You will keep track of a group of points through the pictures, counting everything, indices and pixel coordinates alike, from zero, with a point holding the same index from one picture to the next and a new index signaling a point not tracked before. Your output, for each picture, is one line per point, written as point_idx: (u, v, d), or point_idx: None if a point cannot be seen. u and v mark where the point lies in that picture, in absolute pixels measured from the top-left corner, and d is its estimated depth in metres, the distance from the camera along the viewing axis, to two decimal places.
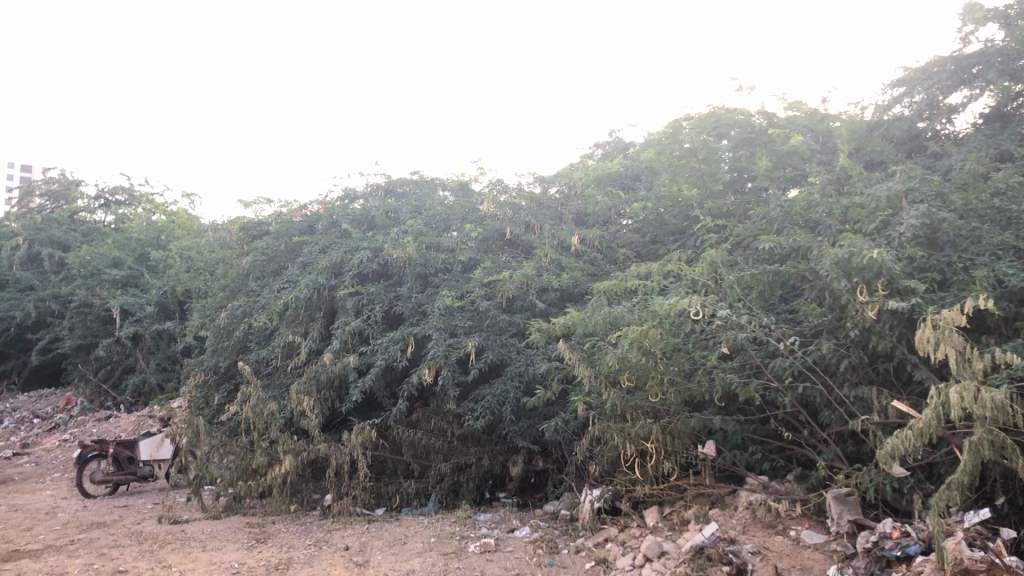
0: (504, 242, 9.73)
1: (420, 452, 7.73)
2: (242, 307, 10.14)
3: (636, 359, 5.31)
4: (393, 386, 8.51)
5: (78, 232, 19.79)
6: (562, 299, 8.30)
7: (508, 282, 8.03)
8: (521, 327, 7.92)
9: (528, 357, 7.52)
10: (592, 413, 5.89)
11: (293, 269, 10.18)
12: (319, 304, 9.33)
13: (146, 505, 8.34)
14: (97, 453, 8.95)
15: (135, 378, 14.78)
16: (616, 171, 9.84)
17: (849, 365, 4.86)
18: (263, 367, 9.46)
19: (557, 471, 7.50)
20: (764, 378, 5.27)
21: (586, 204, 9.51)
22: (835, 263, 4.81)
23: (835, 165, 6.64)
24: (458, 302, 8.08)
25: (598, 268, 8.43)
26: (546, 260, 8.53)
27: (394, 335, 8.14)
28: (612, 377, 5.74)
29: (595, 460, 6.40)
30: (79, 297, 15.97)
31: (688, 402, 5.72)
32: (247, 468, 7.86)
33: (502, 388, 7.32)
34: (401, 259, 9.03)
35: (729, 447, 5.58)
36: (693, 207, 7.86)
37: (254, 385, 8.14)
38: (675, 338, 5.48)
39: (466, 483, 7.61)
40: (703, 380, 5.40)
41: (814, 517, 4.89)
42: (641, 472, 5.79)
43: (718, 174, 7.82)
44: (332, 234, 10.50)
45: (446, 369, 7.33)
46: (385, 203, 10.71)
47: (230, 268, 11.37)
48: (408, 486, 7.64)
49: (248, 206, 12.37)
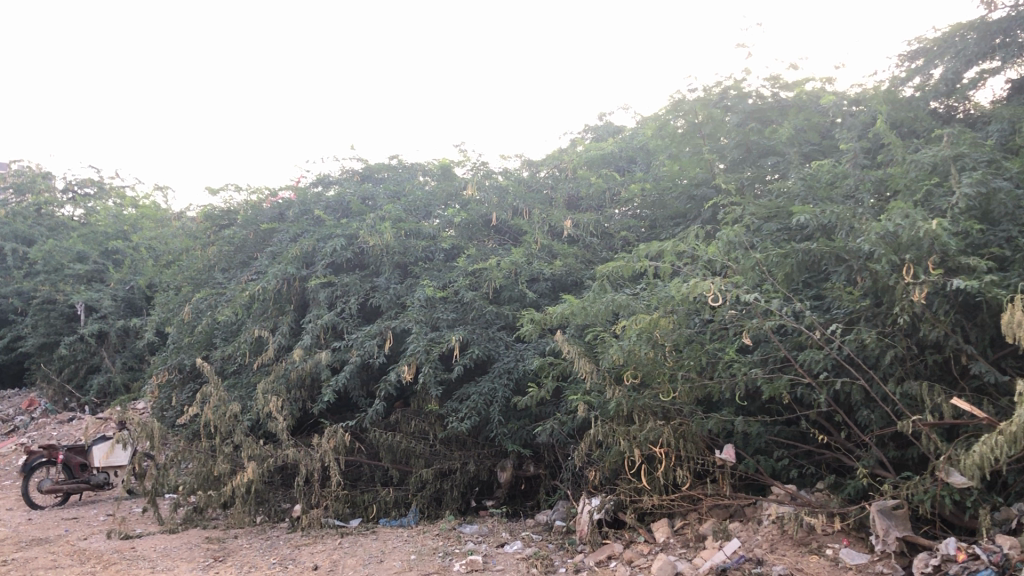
0: (491, 229, 9.01)
1: (400, 457, 7.02)
2: (208, 300, 9.38)
3: (645, 353, 4.65)
4: (371, 385, 7.81)
5: (44, 225, 18.79)
6: (554, 289, 7.62)
7: (496, 271, 7.31)
8: (510, 318, 7.21)
9: (517, 353, 6.80)
10: (594, 414, 5.23)
11: (262, 259, 9.44)
12: (290, 296, 8.68)
13: (98, 518, 7.58)
14: (45, 459, 8.17)
15: (99, 378, 13.92)
16: (611, 152, 9.16)
17: (894, 357, 4.19)
18: (229, 364, 8.71)
19: (550, 477, 6.81)
20: (792, 373, 4.60)
21: (578, 187, 8.82)
22: (880, 238, 4.11)
23: (864, 135, 5.99)
24: (441, 293, 7.38)
25: (593, 254, 7.77)
26: (536, 247, 7.83)
27: (370, 329, 7.43)
28: (615, 373, 5.05)
29: (594, 466, 5.69)
30: (42, 293, 15.07)
31: (702, 400, 5.05)
32: (208, 475, 7.08)
33: (489, 386, 6.63)
34: (378, 246, 8.28)
35: (750, 453, 4.89)
36: (699, 186, 7.17)
37: (215, 384, 7.40)
38: (688, 329, 4.79)
39: (451, 491, 6.90)
40: (721, 376, 4.71)
41: (854, 533, 4.21)
42: (649, 481, 5.10)
43: (727, 150, 7.14)
44: (304, 221, 9.76)
45: (428, 366, 6.65)
46: (361, 188, 9.98)
47: (196, 260, 10.61)
48: (385, 495, 6.91)
49: (216, 194, 11.61)
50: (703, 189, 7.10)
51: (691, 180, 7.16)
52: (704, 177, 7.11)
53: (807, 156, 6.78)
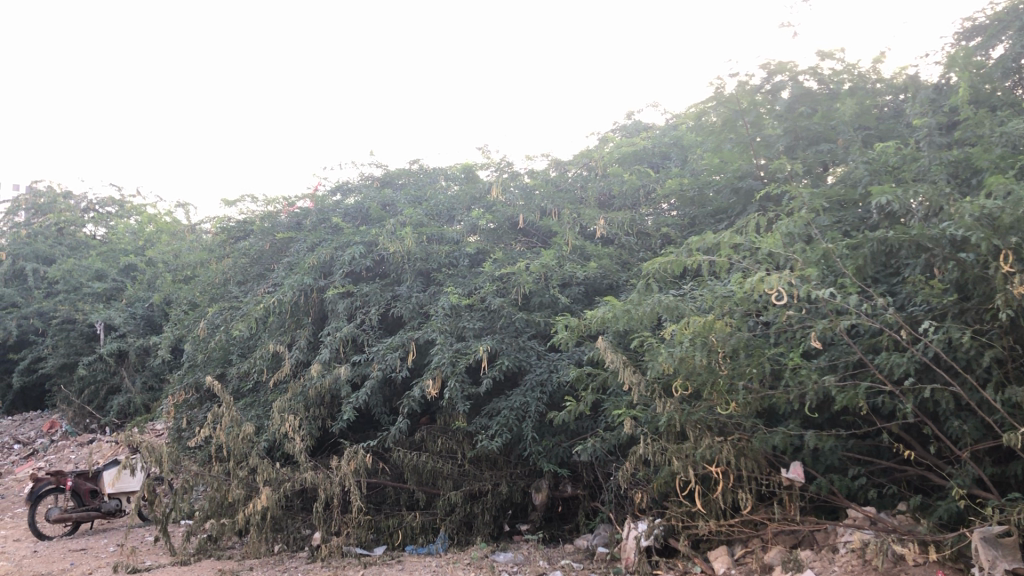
0: (518, 232, 8.49)
1: (426, 478, 6.50)
2: (223, 314, 8.93)
3: (700, 360, 4.10)
4: (393, 401, 7.31)
5: (65, 245, 18.42)
6: (589, 293, 7.07)
7: (524, 276, 6.78)
8: (542, 326, 6.67)
9: (550, 363, 6.25)
10: (640, 430, 4.68)
11: (278, 271, 8.99)
12: (308, 308, 8.20)
13: (106, 549, 7.11)
14: (53, 486, 7.69)
15: (119, 399, 13.47)
16: (643, 148, 8.60)
17: (992, 359, 3.61)
18: (246, 382, 8.25)
19: (590, 498, 6.24)
20: (869, 379, 4.02)
21: (610, 185, 8.26)
22: (975, 220, 3.54)
23: (942, 105, 5.51)
24: (466, 301, 6.88)
25: (631, 255, 7.24)
26: (568, 249, 7.28)
27: (392, 341, 6.92)
28: (665, 384, 4.50)
29: (640, 487, 5.14)
30: (61, 313, 14.74)
31: (763, 413, 4.48)
32: (222, 502, 6.53)
33: (521, 400, 6.09)
34: (399, 253, 7.81)
35: (820, 471, 4.31)
36: (743, 179, 6.61)
37: (228, 403, 6.93)
38: (747, 332, 4.23)
39: (482, 514, 6.36)
40: (788, 385, 4.14)
41: (950, 565, 3.61)
42: (703, 503, 4.56)
43: (774, 138, 6.48)
44: (322, 230, 9.31)
45: (454, 380, 6.14)
46: (381, 194, 9.49)
47: (212, 274, 10.18)
48: (411, 520, 6.37)
49: (232, 205, 11.20)
50: (750, 181, 6.52)
51: (735, 171, 6.61)
52: (749, 169, 6.53)
53: (865, 141, 6.25)
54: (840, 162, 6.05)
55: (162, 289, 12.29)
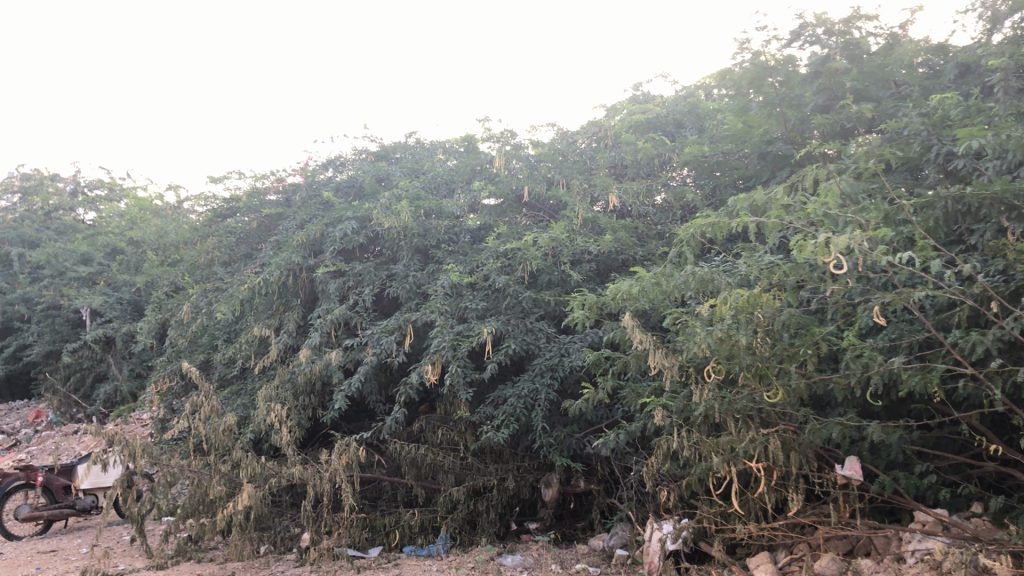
0: (523, 206, 7.89)
1: (425, 472, 5.94)
2: (208, 296, 8.34)
3: (746, 340, 3.54)
4: (389, 388, 6.74)
5: (51, 228, 17.65)
6: (602, 271, 6.47)
7: (532, 251, 6.20)
8: (551, 306, 6.09)
9: (561, 347, 5.68)
10: (671, 421, 4.10)
11: (266, 250, 8.39)
12: (296, 289, 7.62)
13: (78, 551, 6.54)
14: (22, 482, 7.10)
15: (105, 387, 12.83)
16: (656, 115, 7.98)
17: None
18: (231, 368, 7.67)
19: (605, 495, 5.67)
20: (943, 361, 3.44)
21: (622, 154, 7.63)
22: None
23: (1003, 53, 4.89)
24: (468, 279, 6.31)
25: (647, 228, 6.63)
26: (578, 223, 6.67)
27: (387, 323, 6.34)
28: (699, 368, 3.92)
29: (665, 484, 4.56)
30: (46, 299, 14.18)
31: (812, 401, 3.90)
32: (205, 499, 5.88)
33: (529, 387, 5.53)
34: (394, 229, 7.22)
35: (880, 468, 3.75)
36: (772, 143, 6.04)
37: (208, 392, 6.35)
38: (796, 307, 3.66)
39: (486, 512, 5.77)
40: (847, 368, 3.55)
41: None
42: (741, 504, 4.02)
43: (807, 98, 5.81)
44: (312, 205, 8.70)
45: (456, 365, 5.57)
46: (375, 167, 8.88)
47: (198, 255, 9.57)
48: (409, 518, 5.78)
49: (218, 182, 10.58)
50: (780, 146, 5.95)
51: (763, 135, 6.02)
52: (779, 132, 5.93)
53: (909, 100, 5.65)
54: (882, 122, 5.44)
55: (148, 272, 11.66)
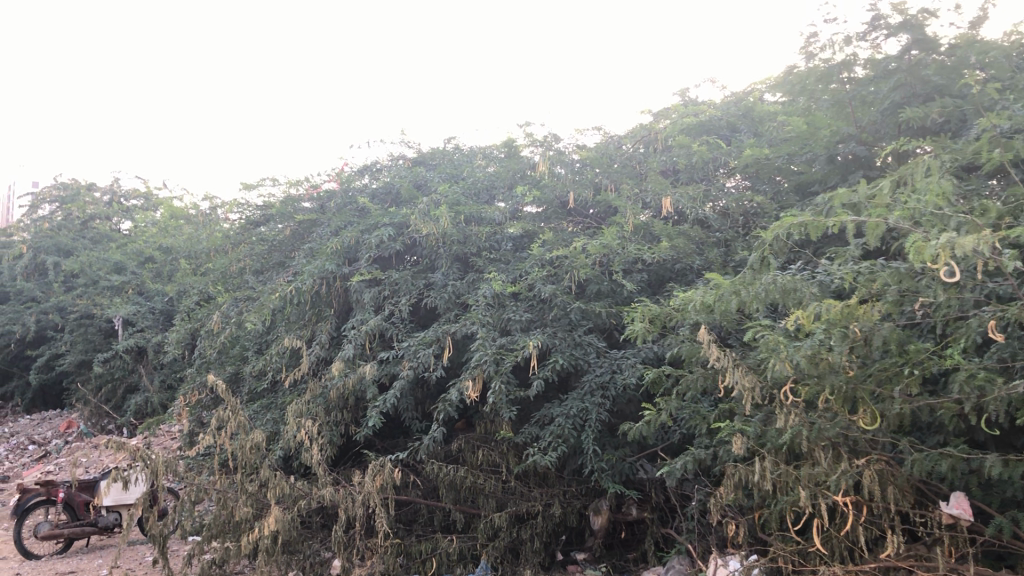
0: (568, 213, 7.48)
1: (464, 496, 5.51)
2: (239, 306, 8.01)
3: (839, 357, 3.10)
4: (426, 404, 6.34)
5: (87, 237, 17.53)
6: (656, 281, 6.03)
7: (580, 259, 5.78)
8: (602, 319, 5.67)
9: (613, 363, 5.24)
10: (747, 448, 3.65)
11: (299, 258, 8.04)
12: (330, 298, 7.26)
13: (98, 573, 6.19)
14: (42, 498, 6.78)
15: (136, 398, 12.53)
16: (709, 118, 7.53)
17: None
18: (261, 381, 7.32)
19: (660, 524, 5.21)
20: None
21: (674, 157, 7.19)
22: None
23: None
24: (511, 289, 5.90)
25: (706, 235, 6.15)
26: (629, 230, 6.24)
27: (425, 335, 5.95)
28: (781, 390, 3.46)
29: (734, 516, 4.09)
30: (80, 308, 14.04)
31: (910, 428, 3.43)
32: (230, 521, 5.51)
33: (579, 407, 5.09)
34: (433, 236, 6.85)
35: (993, 506, 3.26)
36: (843, 143, 5.58)
37: (236, 406, 5.99)
38: (896, 323, 3.20)
39: (531, 541, 5.31)
40: (959, 391, 3.07)
41: None
42: (824, 541, 3.55)
43: (882, 95, 5.34)
44: (347, 212, 8.37)
45: (498, 381, 5.16)
46: (413, 172, 8.52)
47: (229, 263, 9.26)
48: (448, 545, 5.31)
49: (252, 188, 10.30)
50: (851, 146, 5.48)
51: (833, 134, 5.56)
52: (850, 132, 5.47)
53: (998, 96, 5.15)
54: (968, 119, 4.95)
55: (180, 281, 11.38)
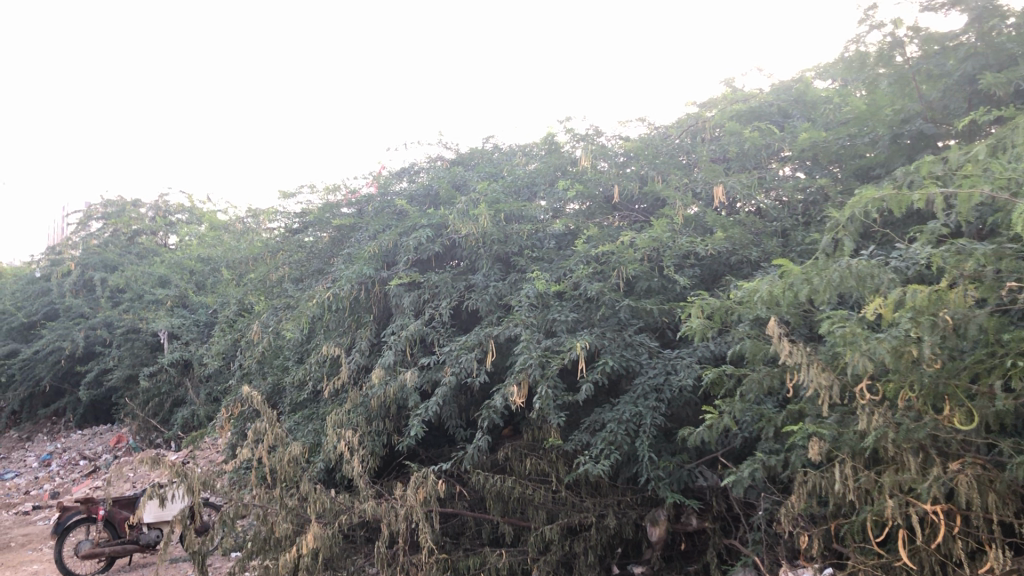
0: (613, 208, 7.15)
1: (512, 507, 5.20)
2: (277, 315, 7.82)
3: (928, 348, 2.75)
4: (470, 411, 6.06)
5: (133, 253, 17.60)
6: (709, 275, 5.68)
7: (628, 255, 5.46)
8: (653, 316, 5.34)
9: (667, 363, 4.91)
10: (822, 452, 3.30)
11: (338, 264, 7.82)
12: (370, 305, 7.04)
13: None
14: (83, 516, 6.63)
15: (183, 412, 12.43)
16: (759, 103, 7.16)
17: None
18: (302, 391, 7.11)
19: (722, 534, 4.86)
20: None
21: (724, 146, 6.84)
22: None
23: None
24: (556, 288, 5.60)
25: (763, 225, 5.79)
26: (680, 223, 5.90)
27: (467, 339, 5.67)
28: (860, 388, 3.11)
29: (806, 526, 3.73)
30: (126, 322, 14.02)
31: (1008, 427, 3.07)
32: (270, 537, 5.27)
33: (631, 411, 4.76)
34: (473, 236, 6.58)
35: None
36: (908, 121, 5.19)
37: (274, 418, 5.76)
38: (993, 309, 2.84)
39: (585, 554, 4.99)
40: None
41: None
42: (912, 555, 3.20)
43: (951, 67, 4.92)
44: (385, 215, 8.14)
45: (545, 385, 4.86)
46: (451, 172, 8.27)
47: (269, 272, 9.08)
48: (497, 561, 5.00)
49: (290, 196, 10.14)
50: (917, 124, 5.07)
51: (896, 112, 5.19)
52: (915, 108, 5.08)
53: None
54: None
55: (222, 292, 11.26)
